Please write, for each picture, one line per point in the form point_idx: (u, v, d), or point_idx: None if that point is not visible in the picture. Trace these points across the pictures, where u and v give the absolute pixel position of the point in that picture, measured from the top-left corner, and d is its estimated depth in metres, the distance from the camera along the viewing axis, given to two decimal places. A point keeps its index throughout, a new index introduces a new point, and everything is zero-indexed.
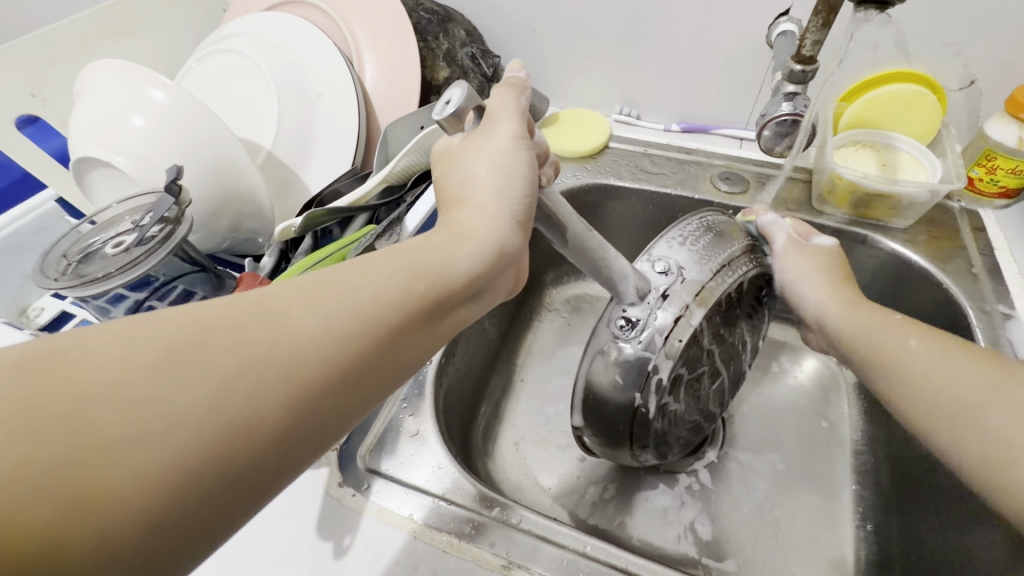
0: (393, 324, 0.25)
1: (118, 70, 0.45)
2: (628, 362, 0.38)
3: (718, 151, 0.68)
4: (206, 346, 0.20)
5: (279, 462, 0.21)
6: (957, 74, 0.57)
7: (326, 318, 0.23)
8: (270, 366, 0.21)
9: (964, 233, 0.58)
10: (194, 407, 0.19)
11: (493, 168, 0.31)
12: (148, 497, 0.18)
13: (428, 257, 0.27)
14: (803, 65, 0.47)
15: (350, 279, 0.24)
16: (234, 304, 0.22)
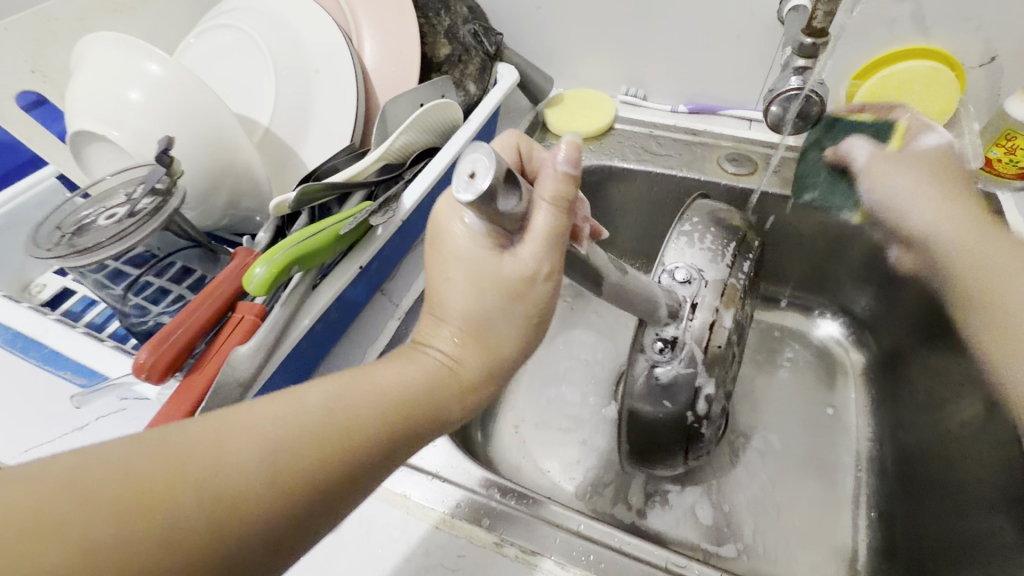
0: (335, 483, 0.26)
1: (115, 44, 0.44)
2: (672, 381, 0.41)
3: (727, 132, 0.66)
4: (134, 526, 0.22)
5: None
6: (977, 50, 0.55)
7: (266, 484, 0.24)
8: (234, 510, 0.24)
9: (981, 215, 0.56)
10: (154, 552, 0.22)
11: (509, 309, 0.29)
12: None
13: (399, 400, 0.28)
14: (814, 38, 0.46)
15: (295, 443, 0.25)
16: (203, 454, 0.24)
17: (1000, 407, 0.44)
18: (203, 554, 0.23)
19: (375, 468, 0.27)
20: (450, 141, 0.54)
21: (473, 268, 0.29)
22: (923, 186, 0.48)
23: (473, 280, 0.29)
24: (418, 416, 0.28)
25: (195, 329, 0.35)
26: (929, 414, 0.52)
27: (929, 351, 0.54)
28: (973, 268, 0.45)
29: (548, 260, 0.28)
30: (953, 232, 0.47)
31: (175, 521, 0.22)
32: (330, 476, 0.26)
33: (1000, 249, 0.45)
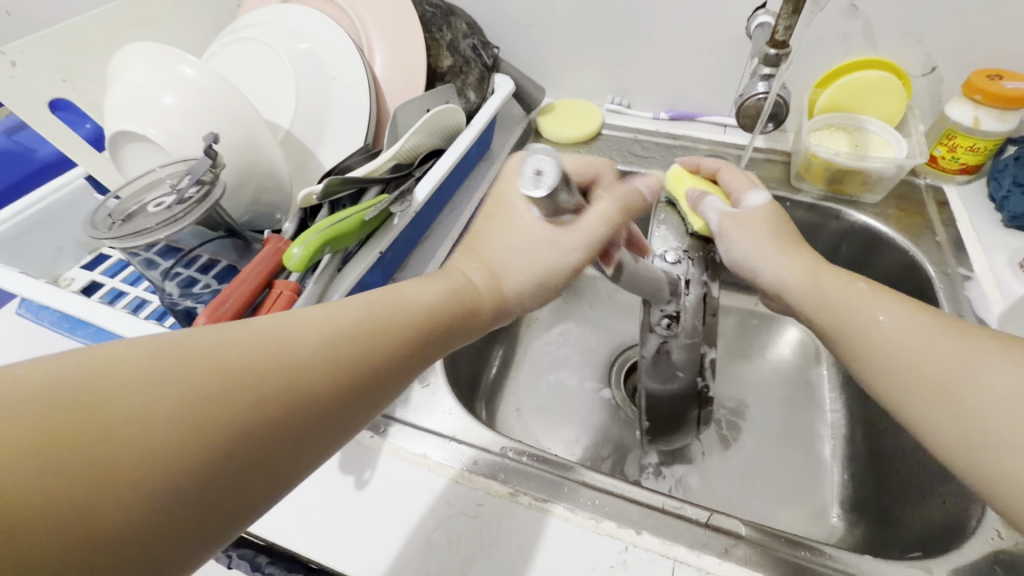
0: (376, 364, 0.32)
1: (151, 53, 0.49)
2: (685, 354, 0.47)
3: (704, 136, 0.73)
4: (222, 381, 0.27)
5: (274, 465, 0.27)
6: (920, 61, 0.62)
7: (324, 358, 0.30)
8: (304, 377, 0.29)
9: (929, 207, 0.63)
10: (241, 401, 0.27)
11: (544, 280, 0.37)
12: (147, 511, 0.23)
13: (422, 309, 0.35)
14: (776, 49, 0.52)
15: (351, 330, 0.32)
16: (279, 335, 0.30)
17: None
18: (279, 408, 0.28)
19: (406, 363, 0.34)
20: (454, 143, 0.59)
21: (519, 241, 0.38)
22: (780, 250, 0.43)
23: (520, 256, 0.38)
24: (436, 326, 0.35)
25: (239, 303, 0.39)
26: None
27: None
28: (865, 348, 0.36)
29: (579, 254, 0.37)
30: (796, 288, 0.41)
31: (259, 378, 0.28)
32: (370, 359, 0.32)
33: (923, 320, 0.35)
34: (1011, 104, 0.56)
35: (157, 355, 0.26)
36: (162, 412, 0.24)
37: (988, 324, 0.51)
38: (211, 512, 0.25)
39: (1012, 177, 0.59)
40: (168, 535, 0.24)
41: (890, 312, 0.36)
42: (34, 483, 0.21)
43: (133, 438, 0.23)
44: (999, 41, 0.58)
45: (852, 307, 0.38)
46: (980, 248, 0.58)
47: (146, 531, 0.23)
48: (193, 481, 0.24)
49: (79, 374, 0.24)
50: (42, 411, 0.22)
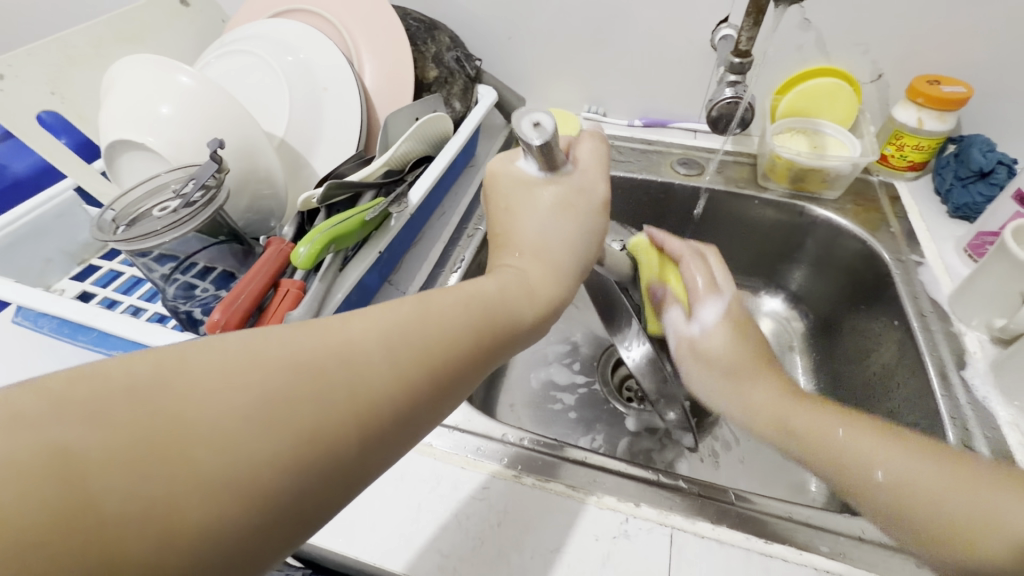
0: (445, 376, 0.29)
1: (146, 64, 0.50)
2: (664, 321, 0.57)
3: (676, 141, 0.78)
4: (294, 395, 0.24)
5: (340, 485, 0.25)
6: (867, 68, 0.68)
7: (395, 370, 0.27)
8: (372, 388, 0.26)
9: (883, 201, 0.69)
10: (303, 422, 0.24)
11: (578, 226, 0.40)
12: (226, 531, 0.21)
13: (484, 310, 0.32)
14: (741, 58, 0.56)
15: (417, 336, 0.29)
16: (337, 345, 0.26)
17: (908, 345, 0.54)
18: (350, 426, 0.25)
19: (473, 366, 0.31)
20: (443, 149, 0.62)
21: (545, 207, 0.40)
22: (743, 389, 0.43)
23: (549, 216, 0.39)
24: (496, 327, 0.32)
25: (250, 302, 0.41)
26: (857, 364, 0.62)
27: (855, 315, 0.65)
28: (839, 472, 0.37)
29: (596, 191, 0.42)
30: (769, 410, 0.41)
31: (323, 393, 0.25)
32: (441, 368, 0.29)
33: (932, 468, 0.34)
34: (949, 106, 0.62)
35: (228, 360, 0.24)
36: (238, 425, 0.22)
37: (940, 304, 0.56)
38: (286, 530, 0.23)
39: (954, 172, 0.65)
40: (243, 553, 0.22)
41: (893, 457, 0.35)
42: (116, 495, 0.19)
43: (211, 452, 0.21)
44: (935, 50, 0.64)
45: (860, 444, 0.36)
46: (929, 237, 0.63)
47: (224, 549, 0.21)
48: (267, 500, 0.22)
49: (157, 377, 0.22)
50: (118, 416, 0.20)
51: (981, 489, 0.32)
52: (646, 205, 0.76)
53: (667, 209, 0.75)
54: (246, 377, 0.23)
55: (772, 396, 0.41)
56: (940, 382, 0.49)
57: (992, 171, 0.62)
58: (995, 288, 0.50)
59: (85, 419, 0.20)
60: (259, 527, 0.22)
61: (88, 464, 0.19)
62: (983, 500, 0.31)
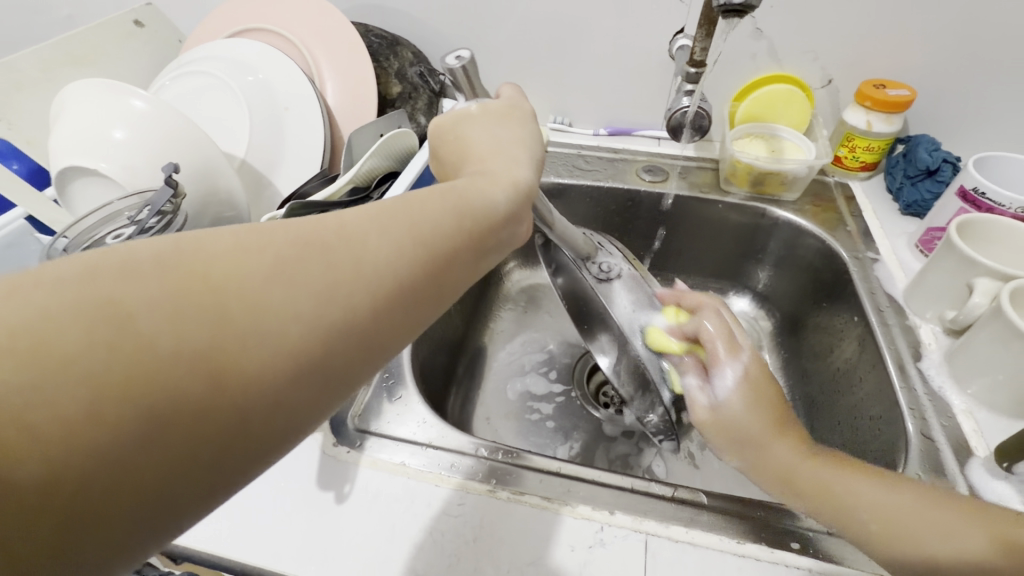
0: (448, 254, 0.28)
1: (97, 87, 0.49)
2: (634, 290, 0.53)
3: (641, 149, 0.79)
4: (306, 263, 0.24)
5: (363, 357, 0.25)
6: (818, 74, 0.71)
7: (396, 244, 0.26)
8: (379, 263, 0.25)
9: (839, 201, 0.71)
10: (317, 291, 0.23)
11: (521, 125, 0.40)
12: (263, 385, 0.22)
13: (470, 199, 0.31)
14: (697, 69, 0.58)
15: (411, 218, 0.27)
16: (332, 225, 0.25)
17: (868, 341, 0.56)
18: (365, 300, 0.25)
19: (473, 247, 0.30)
20: (409, 164, 0.61)
21: (484, 118, 0.40)
22: (764, 450, 0.39)
23: (491, 124, 0.40)
24: (485, 213, 0.31)
25: None
26: (823, 359, 0.64)
27: (818, 312, 0.67)
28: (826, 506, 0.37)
29: (518, 122, 0.40)
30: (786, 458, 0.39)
31: (333, 266, 0.24)
32: (438, 249, 0.28)
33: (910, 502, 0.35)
34: (895, 108, 0.64)
35: (234, 236, 0.23)
36: (257, 288, 0.22)
37: (896, 299, 0.58)
38: (324, 389, 0.24)
39: (903, 171, 0.68)
40: (288, 409, 0.23)
41: (880, 493, 0.36)
42: (153, 345, 0.19)
43: (235, 310, 0.21)
44: (879, 55, 0.67)
45: (855, 489, 0.36)
46: (884, 234, 0.66)
47: (267, 402, 0.22)
48: (301, 359, 0.23)
49: (173, 253, 0.21)
50: (143, 277, 0.20)
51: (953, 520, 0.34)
52: (613, 213, 0.77)
53: (634, 216, 0.76)
54: (254, 250, 0.23)
55: (787, 456, 0.39)
56: (898, 374, 0.51)
57: (938, 168, 0.65)
58: (944, 282, 0.53)
59: (111, 279, 0.20)
60: (297, 385, 0.23)
61: (120, 328, 0.19)
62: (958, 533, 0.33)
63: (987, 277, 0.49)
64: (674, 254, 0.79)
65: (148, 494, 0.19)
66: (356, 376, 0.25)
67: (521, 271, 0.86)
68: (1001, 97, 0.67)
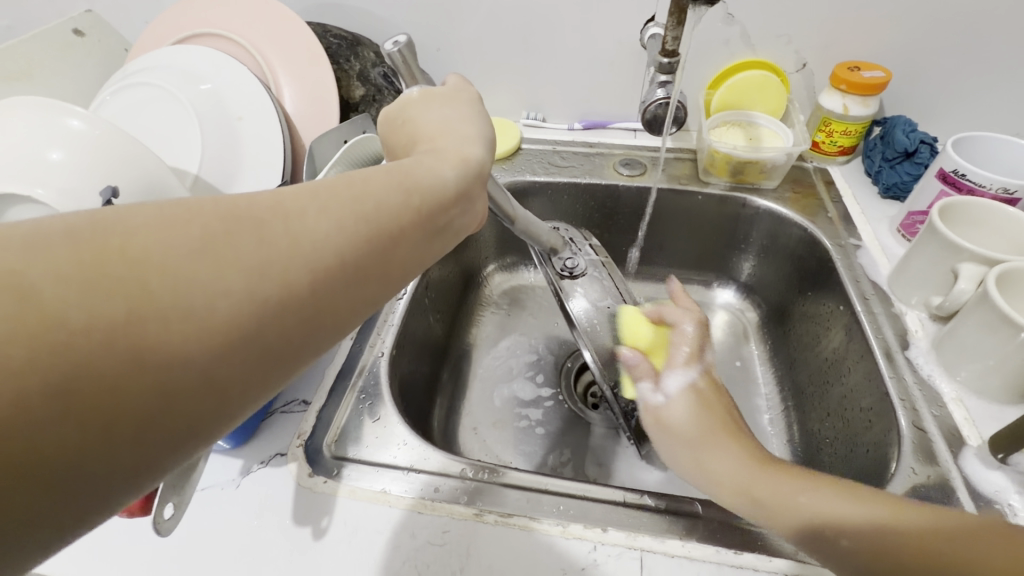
0: (392, 233, 0.27)
1: (26, 106, 0.45)
2: (597, 287, 0.53)
3: (617, 142, 0.77)
4: (235, 236, 0.22)
5: (299, 339, 0.24)
6: (793, 59, 0.69)
7: (337, 220, 0.25)
8: (318, 240, 0.24)
9: (819, 187, 0.70)
10: (249, 265, 0.22)
11: (472, 108, 0.38)
12: (194, 360, 0.21)
13: (415, 177, 0.29)
14: (669, 59, 0.55)
15: (353, 194, 0.26)
16: (270, 201, 0.24)
17: (855, 330, 0.55)
18: (301, 277, 0.23)
19: (418, 228, 0.29)
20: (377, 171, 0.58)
21: (434, 99, 0.37)
22: (704, 460, 0.39)
23: (442, 106, 0.37)
24: (432, 195, 0.30)
25: None
26: (811, 349, 0.63)
27: (804, 301, 0.66)
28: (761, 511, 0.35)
29: (468, 105, 0.38)
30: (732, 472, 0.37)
31: (267, 241, 0.23)
32: (381, 227, 0.27)
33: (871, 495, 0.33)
34: (870, 91, 0.63)
35: (163, 210, 0.22)
36: (184, 260, 0.21)
37: (881, 285, 0.57)
38: (263, 366, 0.23)
39: (882, 154, 0.67)
40: (223, 386, 0.22)
41: (811, 493, 0.34)
42: (70, 318, 0.19)
43: (161, 282, 0.20)
44: (852, 37, 0.66)
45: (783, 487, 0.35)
46: (865, 219, 0.65)
47: (197, 379, 0.21)
48: (234, 335, 0.22)
49: (94, 226, 0.20)
50: (59, 251, 0.19)
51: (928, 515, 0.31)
52: (591, 210, 0.75)
53: (614, 212, 0.75)
54: (183, 223, 0.22)
55: (732, 464, 0.37)
56: (886, 363, 0.50)
57: (916, 150, 0.64)
58: (928, 267, 0.52)
59: (23, 254, 0.19)
60: (231, 361, 0.22)
61: (36, 305, 0.18)
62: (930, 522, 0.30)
63: (972, 263, 0.48)
64: (656, 249, 0.77)
65: (70, 472, 0.19)
66: (298, 354, 0.24)
67: (502, 273, 0.83)
68: (975, 76, 0.66)
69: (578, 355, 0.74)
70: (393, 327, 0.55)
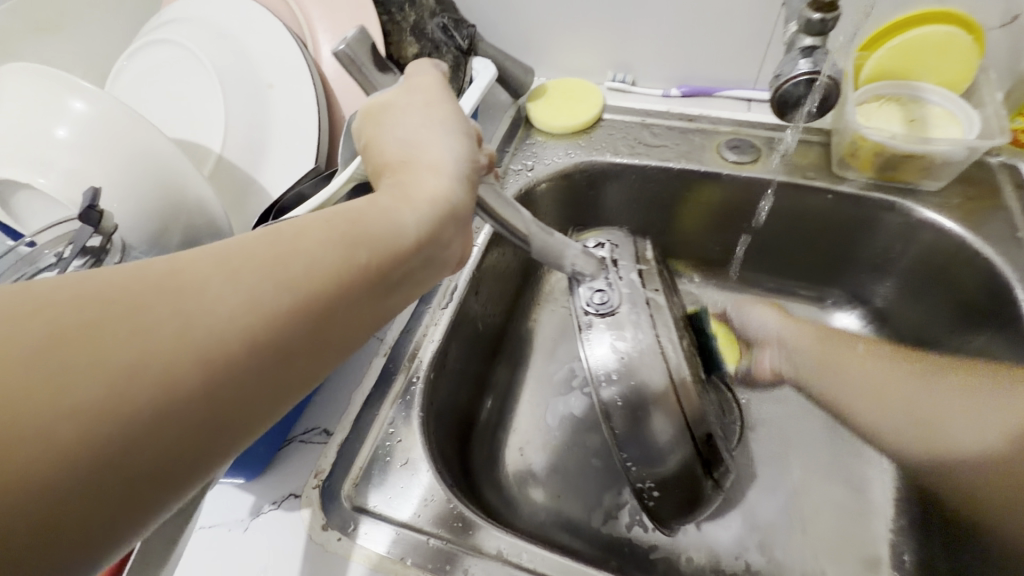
0: (324, 303, 0.24)
1: (24, 75, 0.39)
2: (627, 319, 0.42)
3: (724, 115, 0.62)
4: (102, 331, 0.19)
5: (193, 449, 0.20)
6: (997, 9, 0.50)
7: (246, 295, 0.22)
8: (216, 323, 0.21)
9: (1004, 191, 0.52)
10: (119, 366, 0.19)
11: (456, 122, 0.33)
12: (47, 491, 0.17)
13: (366, 226, 0.26)
14: (822, 14, 0.40)
15: (269, 260, 0.23)
16: (154, 280, 0.21)
17: None
18: (190, 372, 0.20)
19: (361, 295, 0.25)
20: None
21: (414, 112, 0.33)
22: (837, 365, 0.50)
23: (421, 120, 0.33)
24: (378, 248, 0.26)
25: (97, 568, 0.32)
26: None
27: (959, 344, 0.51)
28: (833, 397, 0.50)
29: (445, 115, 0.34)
30: (807, 355, 0.52)
31: (147, 331, 0.19)
32: (305, 296, 0.23)
33: (912, 373, 0.47)
34: None
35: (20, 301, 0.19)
36: (30, 372, 0.17)
37: None
38: (153, 478, 0.19)
39: None
40: (95, 506, 0.18)
41: (868, 364, 0.49)
42: None
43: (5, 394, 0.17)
44: None
45: (838, 374, 0.50)
46: None
47: (56, 506, 0.17)
48: (103, 447, 0.18)
49: None
50: None
51: (981, 404, 0.43)
52: (684, 200, 0.61)
53: (713, 205, 0.60)
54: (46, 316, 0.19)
55: (813, 354, 0.52)
56: None
57: None
58: None
59: None
60: (104, 478, 0.18)
61: None
62: (986, 410, 0.42)
63: None
64: (759, 253, 0.63)
65: None
66: (203, 454, 0.21)
67: None
68: None
69: None
70: (433, 343, 0.47)
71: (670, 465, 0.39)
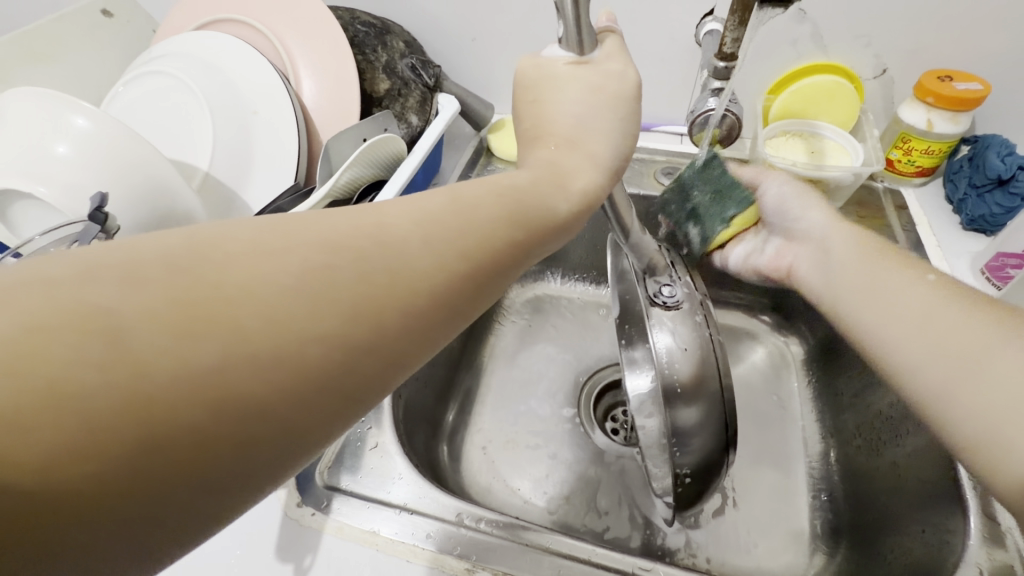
0: (472, 292, 0.26)
1: (34, 96, 0.43)
2: (693, 316, 0.43)
3: (660, 148, 0.70)
4: (333, 270, 0.23)
5: (377, 382, 0.24)
6: (871, 63, 0.61)
7: (436, 258, 0.25)
8: (406, 281, 0.24)
9: (888, 212, 0.62)
10: (343, 304, 0.22)
11: (618, 116, 0.33)
12: (284, 401, 0.21)
13: (526, 205, 0.28)
14: (726, 62, 0.49)
15: (454, 230, 0.26)
16: (362, 233, 0.24)
17: None
18: (387, 312, 0.23)
19: (502, 274, 0.27)
20: (396, 171, 0.54)
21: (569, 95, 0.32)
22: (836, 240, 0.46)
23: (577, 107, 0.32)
24: (484, 253, 0.26)
25: None
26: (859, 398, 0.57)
27: None
28: (875, 347, 0.39)
29: (595, 110, 0.32)
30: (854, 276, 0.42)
31: (363, 274, 0.23)
32: (458, 279, 0.25)
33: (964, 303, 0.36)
34: (964, 105, 0.55)
35: (178, 274, 0.20)
36: (284, 295, 0.21)
37: None
38: (282, 446, 0.21)
39: (968, 178, 0.59)
40: (241, 466, 0.20)
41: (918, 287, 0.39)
42: (163, 359, 0.19)
43: (250, 326, 0.20)
44: (947, 43, 0.57)
45: (901, 295, 0.39)
46: (940, 254, 0.57)
47: (208, 467, 0.20)
48: (313, 382, 0.22)
49: (194, 248, 0.21)
50: (156, 280, 0.20)
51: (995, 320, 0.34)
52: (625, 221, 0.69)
53: None
54: (206, 295, 0.20)
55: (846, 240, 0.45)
56: None
57: (1012, 177, 0.55)
58: None
59: (120, 283, 0.19)
60: (323, 395, 0.22)
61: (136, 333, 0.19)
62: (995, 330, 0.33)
63: None
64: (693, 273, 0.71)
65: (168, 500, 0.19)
66: (320, 426, 0.22)
67: (523, 283, 0.78)
68: None
69: (604, 374, 0.69)
70: None
71: (696, 449, 0.40)
